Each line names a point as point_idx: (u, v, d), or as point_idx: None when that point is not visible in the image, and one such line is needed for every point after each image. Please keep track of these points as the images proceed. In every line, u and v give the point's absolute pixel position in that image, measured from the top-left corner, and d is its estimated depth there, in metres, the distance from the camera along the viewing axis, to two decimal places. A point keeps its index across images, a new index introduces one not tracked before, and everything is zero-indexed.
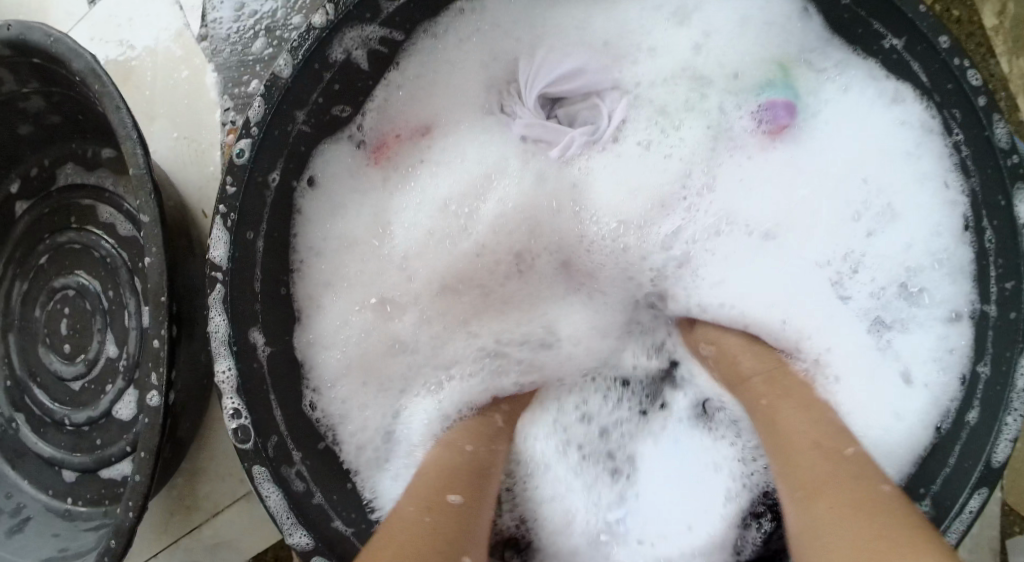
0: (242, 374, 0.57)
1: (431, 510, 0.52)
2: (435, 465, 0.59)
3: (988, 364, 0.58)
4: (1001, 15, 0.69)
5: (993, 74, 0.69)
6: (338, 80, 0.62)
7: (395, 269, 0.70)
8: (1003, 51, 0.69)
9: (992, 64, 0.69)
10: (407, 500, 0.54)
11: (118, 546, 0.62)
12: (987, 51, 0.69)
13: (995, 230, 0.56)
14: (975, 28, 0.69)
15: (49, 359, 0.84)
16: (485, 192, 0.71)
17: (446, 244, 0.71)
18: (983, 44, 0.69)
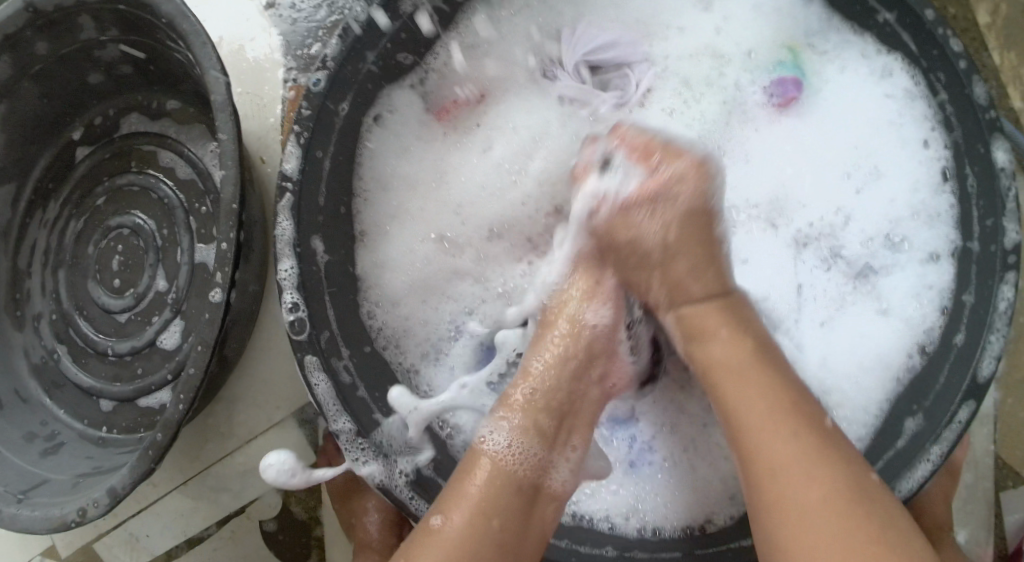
0: (302, 273, 0.62)
1: (485, 537, 0.56)
2: (499, 477, 0.59)
3: (973, 292, 0.61)
4: (993, 15, 0.78)
5: (986, 65, 0.78)
6: (405, 29, 0.69)
7: (451, 213, 0.76)
8: (995, 46, 0.78)
9: (985, 57, 0.78)
10: (469, 512, 0.57)
11: (164, 440, 0.66)
12: (980, 45, 0.78)
13: (976, 176, 0.61)
14: (970, 25, 0.78)
15: (97, 293, 0.88)
16: (534, 150, 0.77)
17: (494, 192, 0.77)
18: (976, 39, 0.78)
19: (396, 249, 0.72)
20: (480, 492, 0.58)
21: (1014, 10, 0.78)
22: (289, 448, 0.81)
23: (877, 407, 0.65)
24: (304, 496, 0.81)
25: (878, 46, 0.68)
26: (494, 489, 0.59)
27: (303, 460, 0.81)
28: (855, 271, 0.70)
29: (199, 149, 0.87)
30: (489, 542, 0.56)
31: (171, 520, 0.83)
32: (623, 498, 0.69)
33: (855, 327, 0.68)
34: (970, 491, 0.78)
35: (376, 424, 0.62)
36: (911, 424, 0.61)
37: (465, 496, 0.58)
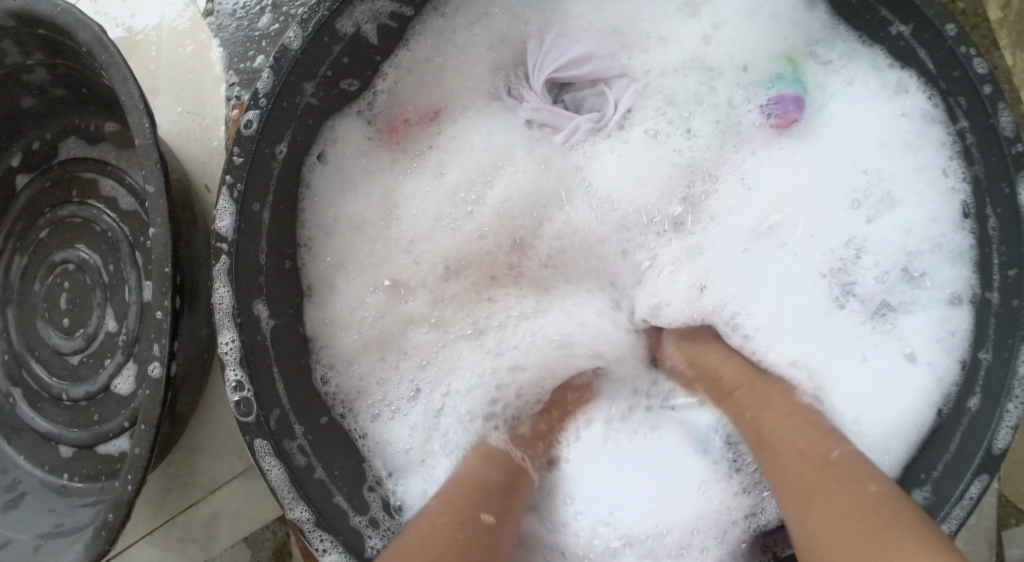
0: (245, 346, 0.56)
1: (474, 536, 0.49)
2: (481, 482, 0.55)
3: (991, 350, 0.55)
4: (1006, 8, 0.69)
5: (997, 66, 0.69)
6: (347, 53, 0.62)
7: (399, 251, 0.68)
8: (1007, 44, 0.69)
9: (995, 57, 0.69)
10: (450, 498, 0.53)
11: (116, 520, 0.61)
12: (990, 44, 0.69)
13: (998, 218, 0.54)
14: (980, 21, 0.69)
15: (47, 333, 0.83)
16: (495, 175, 0.69)
17: (446, 223, 0.68)
18: (987, 36, 0.69)
19: (343, 303, 0.65)
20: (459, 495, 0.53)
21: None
22: (255, 499, 0.77)
23: (887, 471, 0.59)
24: (273, 549, 0.77)
25: (891, 60, 0.60)
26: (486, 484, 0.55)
27: (271, 510, 0.77)
28: (869, 310, 0.63)
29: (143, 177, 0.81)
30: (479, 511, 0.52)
31: None
32: None
33: (868, 373, 0.62)
34: (972, 529, 0.73)
35: (338, 511, 0.57)
36: (919, 495, 0.56)
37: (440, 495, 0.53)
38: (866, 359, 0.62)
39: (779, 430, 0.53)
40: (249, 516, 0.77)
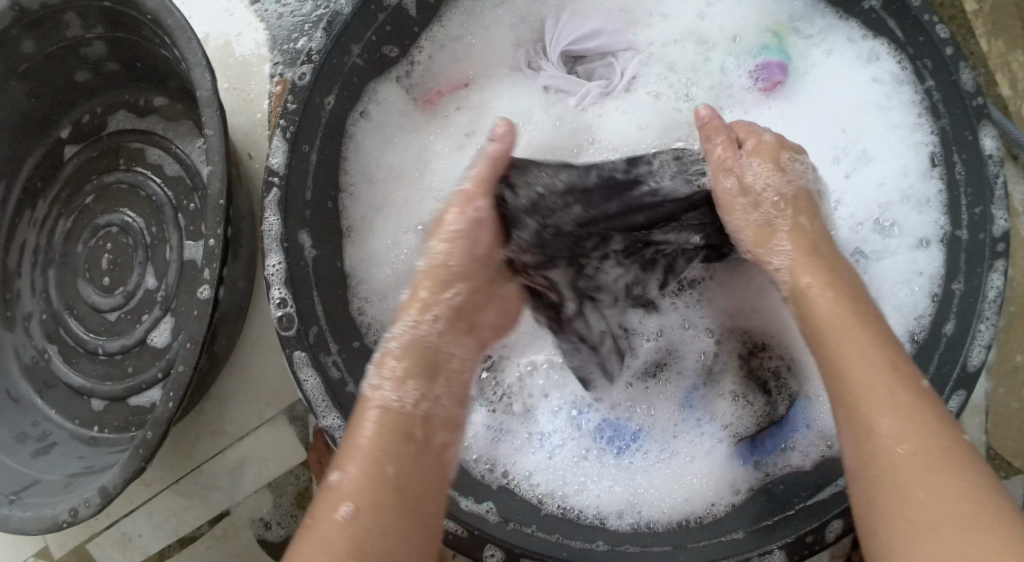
0: (290, 268, 0.62)
1: (380, 505, 0.50)
2: (395, 427, 0.54)
3: (962, 280, 0.61)
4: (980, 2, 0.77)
5: (973, 52, 0.77)
6: (390, 22, 0.69)
7: (433, 199, 0.74)
8: (983, 33, 0.77)
9: (972, 44, 0.77)
10: (362, 466, 0.51)
11: (153, 438, 0.65)
12: (967, 32, 0.77)
13: (964, 165, 0.61)
14: (957, 12, 0.77)
15: (87, 291, 0.88)
16: (519, 136, 0.76)
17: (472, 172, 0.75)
18: (964, 26, 0.77)
19: (379, 242, 0.71)
20: (373, 448, 0.52)
21: None
22: (280, 444, 0.80)
23: None
24: (294, 494, 0.80)
25: (864, 31, 0.69)
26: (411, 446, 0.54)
27: (293, 455, 0.80)
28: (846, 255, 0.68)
29: (187, 146, 0.87)
30: (393, 485, 0.51)
31: (163, 519, 0.83)
32: (618, 494, 0.66)
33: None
34: None
35: None
36: None
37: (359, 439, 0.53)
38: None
39: (865, 356, 0.52)
40: (272, 462, 0.80)
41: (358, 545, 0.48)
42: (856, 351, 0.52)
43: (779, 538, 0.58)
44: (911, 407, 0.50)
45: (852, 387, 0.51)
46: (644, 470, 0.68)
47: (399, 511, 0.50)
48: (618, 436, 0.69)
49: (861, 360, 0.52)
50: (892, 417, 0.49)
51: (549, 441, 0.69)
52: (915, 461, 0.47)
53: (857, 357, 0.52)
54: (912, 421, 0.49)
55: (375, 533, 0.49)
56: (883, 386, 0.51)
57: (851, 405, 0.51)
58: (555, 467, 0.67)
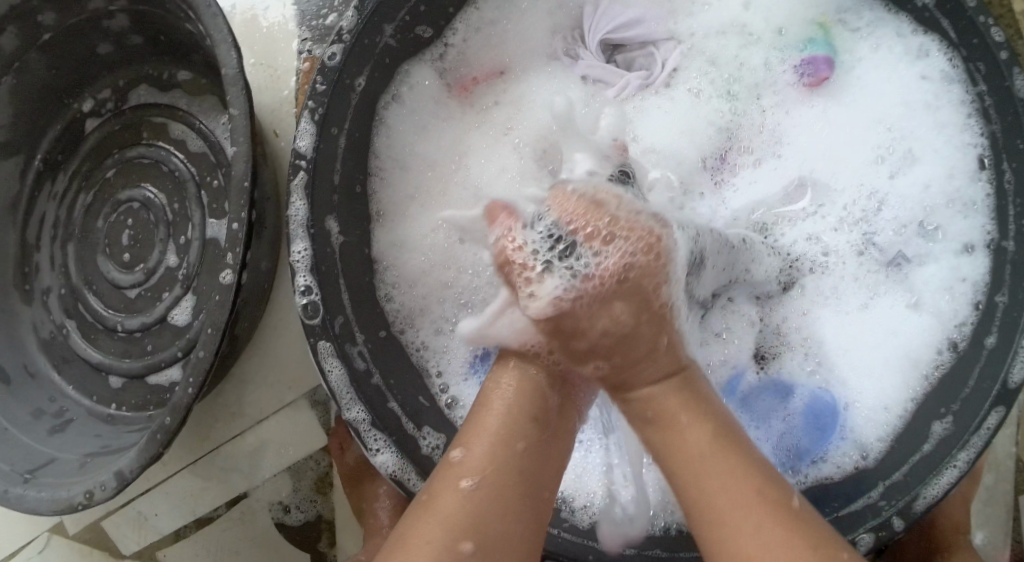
0: (316, 254, 0.60)
1: (508, 469, 0.51)
2: (536, 387, 0.55)
3: (1007, 293, 0.59)
4: None
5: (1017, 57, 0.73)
6: (424, 2, 0.66)
7: (469, 191, 0.72)
8: None
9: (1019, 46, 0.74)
10: (489, 444, 0.52)
11: (172, 424, 0.64)
12: (1014, 32, 0.74)
13: (1014, 173, 0.60)
14: (1005, 12, 0.74)
15: (107, 267, 0.87)
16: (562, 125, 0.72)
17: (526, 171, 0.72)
18: (1011, 26, 0.74)
19: (410, 232, 0.69)
20: (499, 420, 0.53)
21: None
22: (302, 427, 0.81)
23: (902, 406, 0.63)
24: (314, 478, 0.80)
25: (915, 26, 0.66)
26: (521, 413, 0.54)
27: (314, 441, 0.80)
28: (887, 259, 0.67)
29: (212, 122, 0.86)
30: (529, 416, 0.54)
31: (180, 500, 0.83)
32: (647, 500, 0.63)
33: (885, 315, 0.66)
34: (990, 491, 0.76)
35: (391, 413, 0.60)
36: (937, 427, 0.59)
37: (491, 402, 0.55)
38: (868, 306, 0.67)
39: (709, 455, 0.52)
40: (293, 446, 0.81)
41: (475, 514, 0.48)
42: (712, 477, 0.50)
43: None
44: (746, 514, 0.49)
45: (684, 429, 0.53)
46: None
47: (510, 496, 0.50)
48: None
49: (688, 402, 0.55)
50: (717, 487, 0.50)
51: (568, 438, 0.65)
52: (719, 476, 0.50)
53: (684, 396, 0.55)
54: (736, 495, 0.49)
55: (494, 506, 0.49)
56: (699, 429, 0.53)
57: (669, 441, 0.53)
58: (573, 467, 0.64)
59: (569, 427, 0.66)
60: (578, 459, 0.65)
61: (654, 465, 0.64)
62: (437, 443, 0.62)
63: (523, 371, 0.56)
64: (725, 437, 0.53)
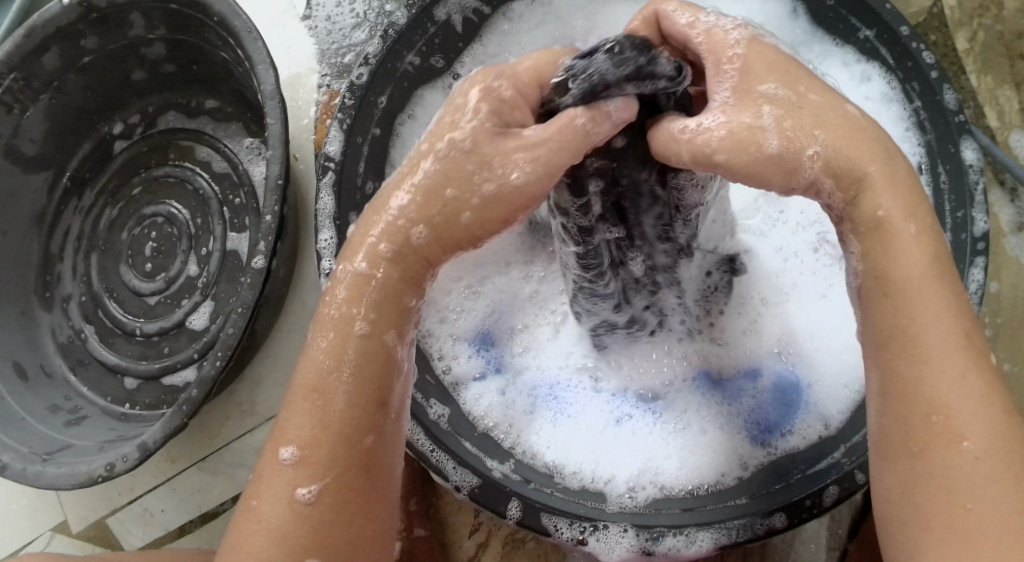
0: (340, 243, 0.68)
1: (340, 473, 0.51)
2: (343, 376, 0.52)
3: (947, 275, 0.68)
4: (971, 42, 0.91)
5: (964, 87, 0.91)
6: (439, 35, 0.76)
7: None
8: (974, 69, 0.91)
9: (964, 79, 0.91)
10: (312, 443, 0.51)
11: (198, 395, 0.70)
12: (958, 68, 0.91)
13: (948, 174, 0.71)
14: (949, 51, 0.91)
15: (128, 276, 0.93)
16: None
17: None
18: (955, 62, 0.91)
19: None
20: (345, 403, 0.51)
21: (988, 37, 0.91)
22: None
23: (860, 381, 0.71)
24: None
25: (859, 55, 0.77)
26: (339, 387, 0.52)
27: None
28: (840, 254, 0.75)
29: (236, 145, 0.94)
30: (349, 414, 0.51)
31: (186, 495, 0.87)
32: (633, 465, 0.69)
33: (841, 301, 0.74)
34: None
35: None
36: None
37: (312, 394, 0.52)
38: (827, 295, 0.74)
39: (952, 359, 0.48)
40: None
41: (315, 528, 0.50)
42: (981, 412, 0.47)
43: (779, 493, 0.63)
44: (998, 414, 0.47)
45: (948, 403, 0.47)
46: (657, 440, 0.71)
47: (357, 492, 0.51)
48: (630, 409, 0.73)
49: (966, 376, 0.47)
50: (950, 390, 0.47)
51: (561, 415, 0.72)
52: (973, 478, 0.46)
53: (949, 368, 0.47)
54: (987, 419, 0.47)
55: (335, 512, 0.50)
56: (975, 402, 0.47)
57: (929, 410, 0.47)
58: (565, 441, 0.71)
59: (561, 406, 0.73)
60: (569, 434, 0.71)
61: (638, 438, 0.71)
62: (443, 413, 0.69)
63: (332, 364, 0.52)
64: (1005, 444, 0.47)
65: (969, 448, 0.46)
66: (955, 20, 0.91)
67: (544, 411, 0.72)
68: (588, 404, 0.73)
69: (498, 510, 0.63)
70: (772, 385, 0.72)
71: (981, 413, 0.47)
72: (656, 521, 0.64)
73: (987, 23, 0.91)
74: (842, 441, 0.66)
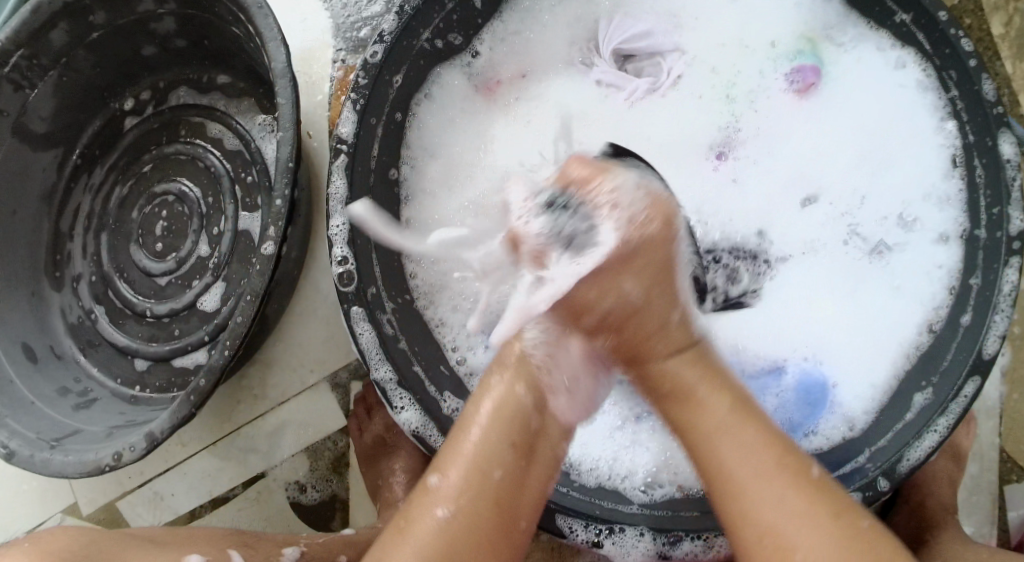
0: (354, 229, 0.65)
1: (481, 500, 0.55)
2: (513, 402, 0.58)
3: (979, 275, 0.66)
4: (1006, 28, 0.86)
5: (998, 74, 0.86)
6: (458, 11, 0.72)
7: (496, 174, 0.78)
8: (1008, 55, 0.86)
9: (997, 65, 0.86)
10: (464, 467, 0.56)
11: (206, 384, 0.68)
12: (993, 54, 0.86)
13: (984, 168, 0.66)
14: (984, 35, 0.86)
15: (139, 256, 0.91)
16: (579, 119, 0.80)
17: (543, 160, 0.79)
18: (990, 48, 0.86)
19: (436, 214, 0.75)
20: (478, 441, 0.57)
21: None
22: (322, 408, 0.84)
23: (886, 383, 0.68)
24: (331, 459, 0.84)
25: (893, 41, 0.73)
26: (503, 436, 0.57)
27: (333, 421, 0.84)
28: (870, 247, 0.73)
29: (248, 122, 0.91)
30: (508, 447, 0.57)
31: (197, 480, 0.86)
32: (651, 461, 0.67)
33: (869, 302, 0.72)
34: (976, 480, 0.82)
35: (416, 377, 0.65)
36: (920, 397, 0.65)
37: (472, 422, 0.58)
38: (856, 292, 0.73)
39: (738, 427, 0.56)
40: (314, 426, 0.84)
41: (449, 543, 0.53)
42: (748, 463, 0.54)
43: None
44: (785, 483, 0.54)
45: (721, 427, 0.56)
46: (680, 439, 0.68)
47: (486, 521, 0.54)
48: (653, 406, 0.69)
49: (729, 397, 0.58)
50: (755, 470, 0.54)
51: None
52: (777, 508, 0.52)
53: (714, 392, 0.58)
54: (775, 482, 0.54)
55: (470, 533, 0.54)
56: (758, 438, 0.55)
57: (717, 474, 0.55)
58: (584, 435, 0.68)
59: None
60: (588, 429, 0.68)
61: (661, 436, 0.67)
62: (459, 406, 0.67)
63: (512, 400, 0.58)
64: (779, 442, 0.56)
65: (748, 445, 0.55)
66: (989, 4, 0.86)
67: None
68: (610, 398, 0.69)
69: None
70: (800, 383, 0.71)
71: (774, 473, 0.54)
72: (674, 522, 0.61)
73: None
74: (867, 444, 0.65)
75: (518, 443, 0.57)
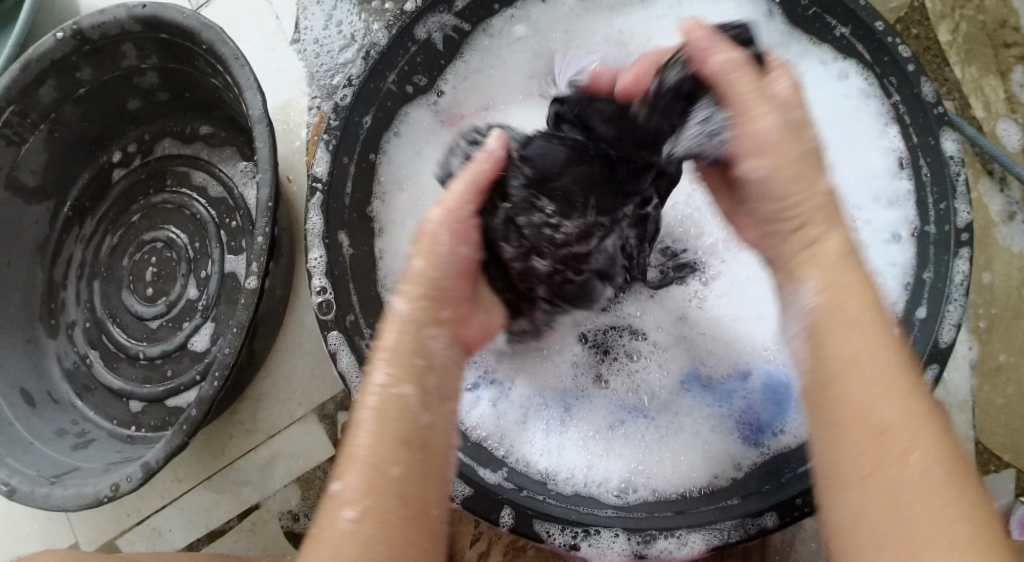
0: (330, 261, 0.70)
1: (384, 496, 0.50)
2: (398, 400, 0.54)
3: (932, 269, 0.70)
4: (954, 34, 0.92)
5: (948, 79, 0.91)
6: (421, 53, 0.77)
7: None
8: (957, 60, 0.92)
9: (947, 71, 0.91)
10: (362, 468, 0.51)
11: (197, 414, 0.71)
12: (942, 60, 0.92)
13: (929, 166, 0.71)
14: (931, 43, 0.92)
15: (131, 301, 0.95)
16: None
17: None
18: (939, 55, 0.92)
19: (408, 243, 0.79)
20: (369, 444, 0.52)
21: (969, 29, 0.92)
22: (312, 438, 0.87)
23: None
24: (322, 487, 0.86)
25: (836, 54, 0.78)
26: (389, 429, 0.52)
27: (319, 453, 0.86)
28: None
29: (230, 168, 0.96)
30: (397, 435, 0.52)
31: (193, 514, 0.88)
32: (625, 468, 0.70)
33: None
34: None
35: None
36: None
37: (360, 428, 0.53)
38: None
39: (871, 329, 0.50)
40: (303, 457, 0.87)
41: (363, 552, 0.48)
42: (875, 382, 0.47)
43: (769, 501, 0.63)
44: (910, 416, 0.46)
45: (867, 397, 0.47)
46: (650, 445, 0.71)
47: (398, 513, 0.49)
48: (624, 415, 0.73)
49: (880, 377, 0.48)
50: (872, 373, 0.48)
51: (553, 427, 0.73)
52: (895, 405, 0.47)
53: (864, 370, 0.48)
54: (901, 409, 0.47)
55: (380, 533, 0.48)
56: (908, 416, 0.46)
57: (845, 403, 0.48)
58: (560, 449, 0.72)
59: (552, 417, 0.73)
60: (563, 443, 0.72)
61: (632, 444, 0.72)
62: None
63: (381, 397, 0.54)
64: (945, 453, 0.45)
65: (880, 424, 0.46)
66: (937, 12, 0.92)
67: (534, 423, 0.73)
68: (580, 413, 0.73)
69: (491, 518, 0.64)
70: (761, 387, 0.73)
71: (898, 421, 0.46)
72: (649, 523, 0.64)
73: (969, 15, 0.92)
74: None
75: (410, 429, 0.53)
